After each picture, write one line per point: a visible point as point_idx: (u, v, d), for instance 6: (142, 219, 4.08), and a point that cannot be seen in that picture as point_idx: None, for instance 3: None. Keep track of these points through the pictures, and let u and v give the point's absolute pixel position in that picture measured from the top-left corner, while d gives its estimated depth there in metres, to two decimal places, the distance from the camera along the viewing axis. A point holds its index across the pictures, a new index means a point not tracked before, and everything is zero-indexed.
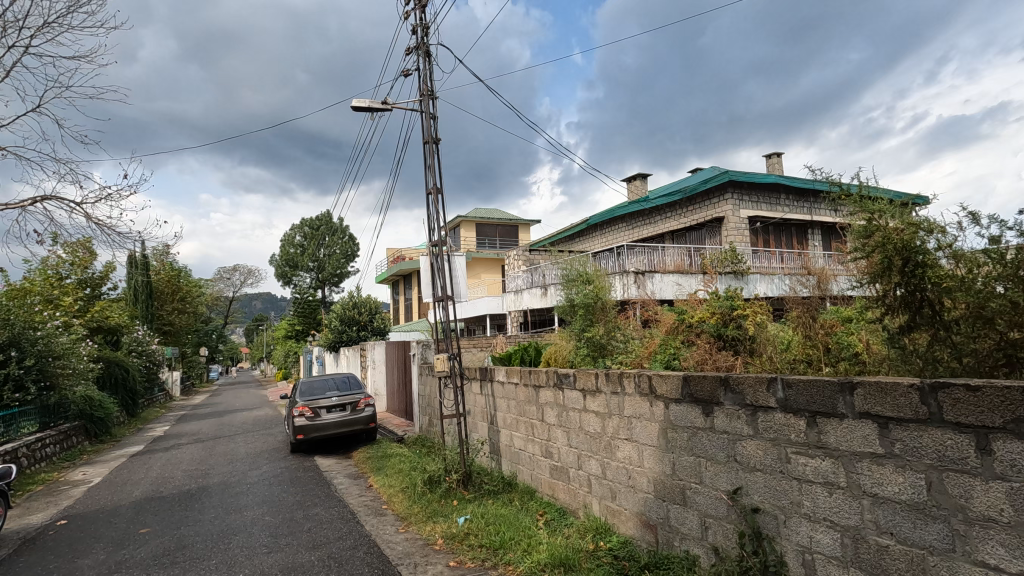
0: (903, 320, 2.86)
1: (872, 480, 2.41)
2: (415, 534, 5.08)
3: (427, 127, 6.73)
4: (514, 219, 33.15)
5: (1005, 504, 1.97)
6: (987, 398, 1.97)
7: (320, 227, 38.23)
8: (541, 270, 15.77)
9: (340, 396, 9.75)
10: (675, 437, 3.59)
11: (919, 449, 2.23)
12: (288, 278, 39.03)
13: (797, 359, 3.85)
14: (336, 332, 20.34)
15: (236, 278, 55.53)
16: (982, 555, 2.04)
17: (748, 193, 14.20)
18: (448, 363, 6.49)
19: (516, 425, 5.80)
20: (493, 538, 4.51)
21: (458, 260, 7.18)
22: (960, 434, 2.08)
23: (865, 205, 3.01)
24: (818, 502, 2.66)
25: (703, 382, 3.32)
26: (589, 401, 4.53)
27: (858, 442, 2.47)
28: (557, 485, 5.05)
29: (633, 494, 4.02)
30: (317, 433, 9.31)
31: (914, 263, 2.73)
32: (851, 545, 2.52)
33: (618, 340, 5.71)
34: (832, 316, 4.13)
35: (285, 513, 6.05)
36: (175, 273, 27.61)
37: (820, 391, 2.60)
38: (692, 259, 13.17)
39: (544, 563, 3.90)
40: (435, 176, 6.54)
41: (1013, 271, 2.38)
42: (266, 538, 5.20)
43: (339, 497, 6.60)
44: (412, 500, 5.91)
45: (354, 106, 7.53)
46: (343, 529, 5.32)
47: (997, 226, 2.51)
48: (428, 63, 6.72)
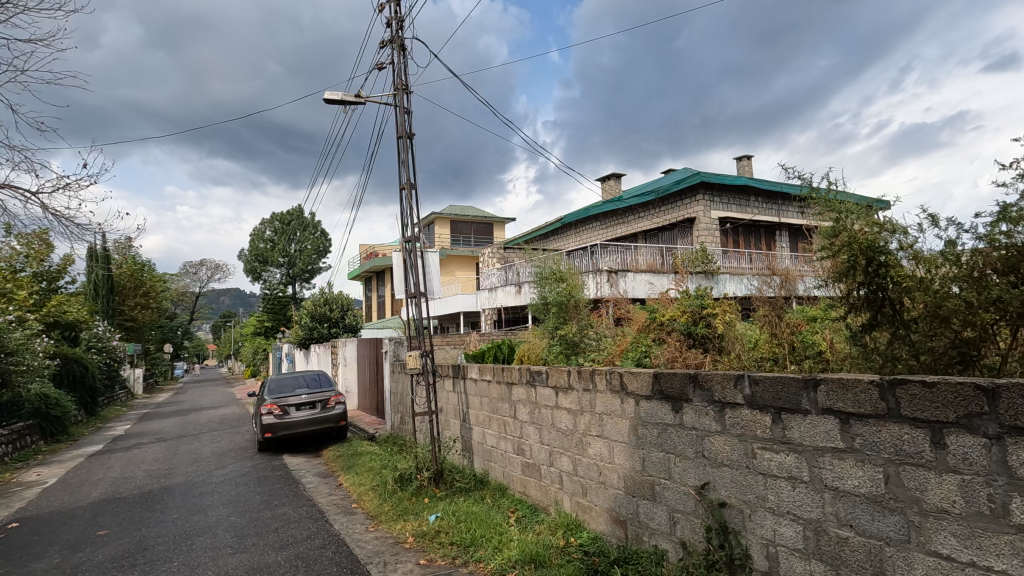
0: (865, 319, 2.94)
1: (833, 474, 2.48)
2: (385, 533, 5.02)
3: (401, 121, 6.66)
4: (489, 216, 33.10)
5: (956, 497, 2.05)
6: (941, 394, 2.04)
7: (291, 222, 37.52)
8: (515, 267, 15.80)
9: (310, 394, 9.58)
10: (646, 433, 3.63)
11: (877, 444, 2.30)
12: (257, 273, 38.22)
13: (764, 357, 3.93)
14: (307, 329, 19.97)
15: (203, 273, 54.05)
16: (935, 545, 2.11)
17: (719, 195, 14.46)
18: (420, 360, 6.43)
19: (489, 422, 5.79)
20: (464, 535, 4.50)
21: (432, 257, 7.16)
22: (916, 428, 2.15)
23: (833, 205, 3.08)
24: (782, 496, 2.73)
25: (672, 379, 3.36)
26: (562, 398, 4.55)
27: (821, 437, 2.53)
28: (528, 482, 5.06)
29: (604, 490, 4.06)
30: (286, 431, 9.13)
31: (878, 263, 2.80)
32: (813, 537, 2.58)
33: (591, 338, 5.73)
34: (797, 316, 4.22)
35: (251, 513, 5.91)
36: (138, 267, 26.72)
37: (785, 388, 2.66)
38: (665, 259, 13.34)
39: (515, 559, 3.91)
40: (408, 172, 6.48)
41: (968, 272, 2.46)
42: (231, 538, 5.08)
43: (307, 496, 6.47)
44: (382, 498, 5.85)
45: (326, 98, 7.39)
46: (311, 529, 5.22)
47: (954, 229, 2.59)
48: (402, 56, 6.64)
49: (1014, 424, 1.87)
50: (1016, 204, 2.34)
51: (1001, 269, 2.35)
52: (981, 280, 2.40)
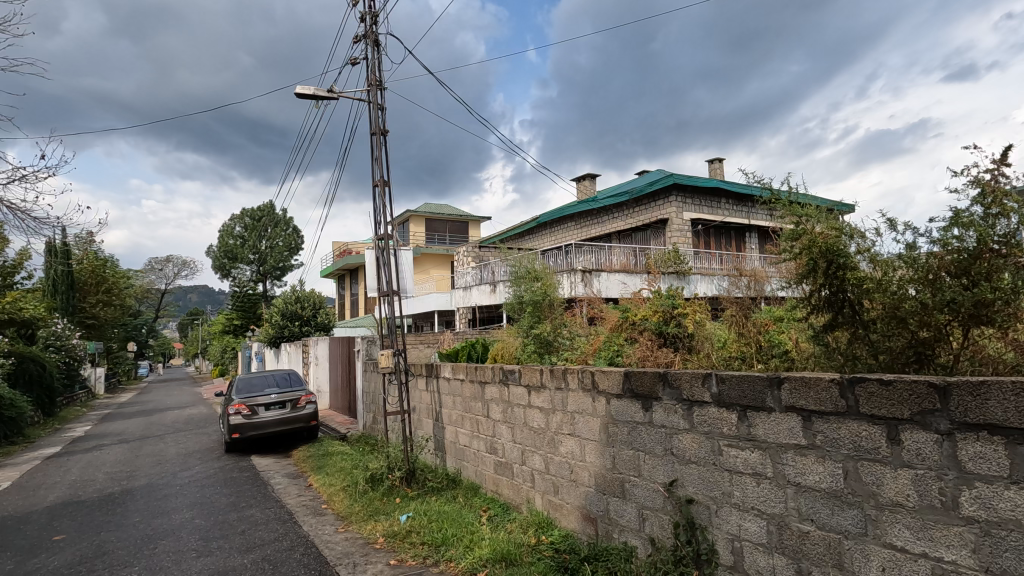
0: (827, 319, 3.02)
1: (795, 470, 2.55)
2: (355, 533, 4.96)
3: (375, 117, 6.59)
4: (464, 215, 32.97)
5: (910, 490, 2.12)
6: (897, 392, 2.12)
7: (261, 218, 36.73)
8: (490, 266, 15.80)
9: (279, 394, 9.40)
10: (617, 431, 3.67)
11: (837, 441, 2.37)
12: (226, 270, 37.36)
13: (732, 356, 3.99)
14: (278, 327, 19.62)
15: (169, 269, 52.53)
16: (890, 537, 2.19)
17: (691, 197, 14.69)
18: (392, 359, 6.37)
19: (461, 422, 5.78)
20: (436, 535, 4.48)
21: (405, 255, 7.09)
22: (874, 425, 2.22)
23: (794, 209, 3.16)
24: (747, 492, 2.79)
25: (643, 378, 3.40)
26: (534, 397, 4.56)
27: (784, 434, 2.60)
28: (501, 481, 5.06)
29: (575, 488, 4.09)
30: (255, 431, 8.94)
31: (839, 265, 2.86)
32: (776, 531, 2.65)
33: (564, 338, 5.76)
34: (764, 316, 4.31)
35: (217, 515, 5.78)
36: (100, 263, 25.79)
37: (751, 386, 2.72)
38: (638, 259, 13.48)
39: (486, 559, 3.91)
40: (382, 168, 6.42)
41: (924, 275, 2.55)
42: (196, 541, 4.96)
43: (277, 497, 6.37)
44: (353, 499, 5.78)
45: (298, 92, 7.26)
46: (279, 531, 5.13)
47: (911, 233, 2.66)
48: (376, 52, 6.57)
49: (964, 421, 1.95)
50: (967, 209, 2.44)
51: (954, 271, 2.44)
52: (936, 282, 2.50)
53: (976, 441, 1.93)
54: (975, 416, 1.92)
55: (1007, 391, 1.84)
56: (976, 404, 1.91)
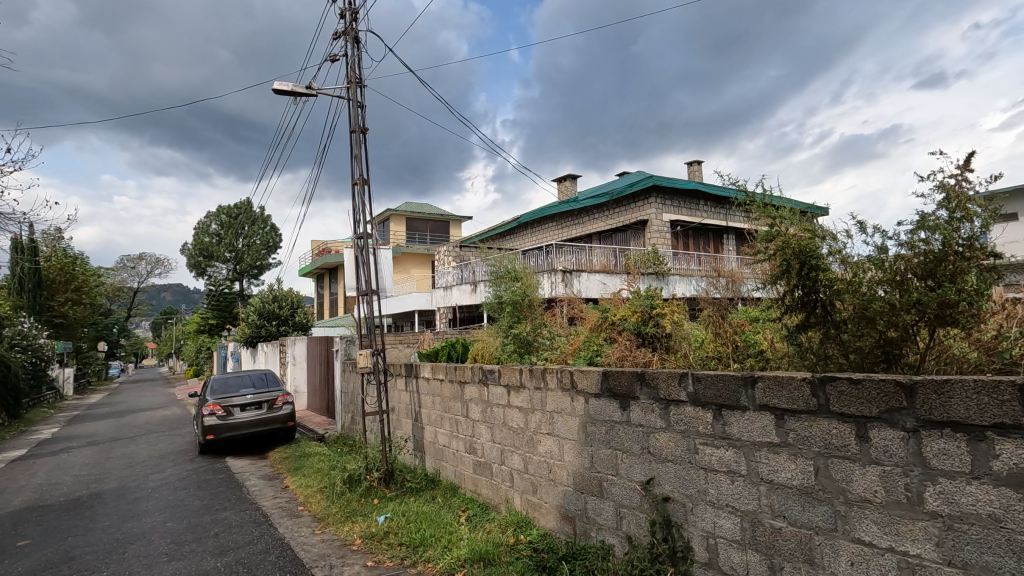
0: (799, 319, 3.08)
1: (768, 467, 2.60)
2: (331, 535, 4.91)
3: (354, 115, 6.53)
4: (445, 215, 32.85)
5: (878, 487, 2.18)
6: (866, 390, 2.18)
7: (237, 216, 36.11)
8: (471, 266, 15.78)
9: (256, 394, 9.25)
10: (595, 431, 3.69)
11: (809, 438, 2.42)
12: (201, 269, 36.67)
13: (709, 356, 4.04)
14: (254, 327, 19.33)
15: (142, 267, 51.39)
16: (859, 533, 2.25)
17: (670, 198, 14.88)
18: (371, 359, 6.32)
19: (440, 422, 5.76)
20: (413, 535, 4.46)
21: (384, 254, 7.04)
22: (844, 424, 2.28)
23: (769, 211, 3.21)
24: (722, 489, 2.83)
25: (620, 377, 3.43)
26: (513, 397, 4.57)
27: (757, 433, 2.64)
28: (480, 481, 5.06)
29: (553, 487, 4.10)
30: (230, 433, 8.79)
31: (811, 266, 2.91)
32: (749, 528, 2.69)
33: (544, 338, 5.78)
34: (741, 316, 4.36)
35: (190, 518, 5.67)
36: (69, 260, 25.05)
37: (726, 385, 2.76)
38: (618, 259, 13.59)
39: (464, 558, 3.91)
40: (361, 167, 6.37)
41: (892, 276, 2.62)
42: (167, 545, 4.86)
43: (252, 499, 6.27)
44: (330, 500, 5.73)
45: (275, 88, 7.16)
46: (254, 533, 5.05)
47: (881, 236, 2.72)
48: (355, 49, 6.51)
49: (929, 418, 2.01)
50: (934, 212, 2.50)
51: (921, 273, 2.51)
52: (903, 284, 2.57)
53: (940, 437, 1.99)
54: (939, 414, 1.98)
55: (968, 390, 1.90)
56: (940, 402, 1.97)
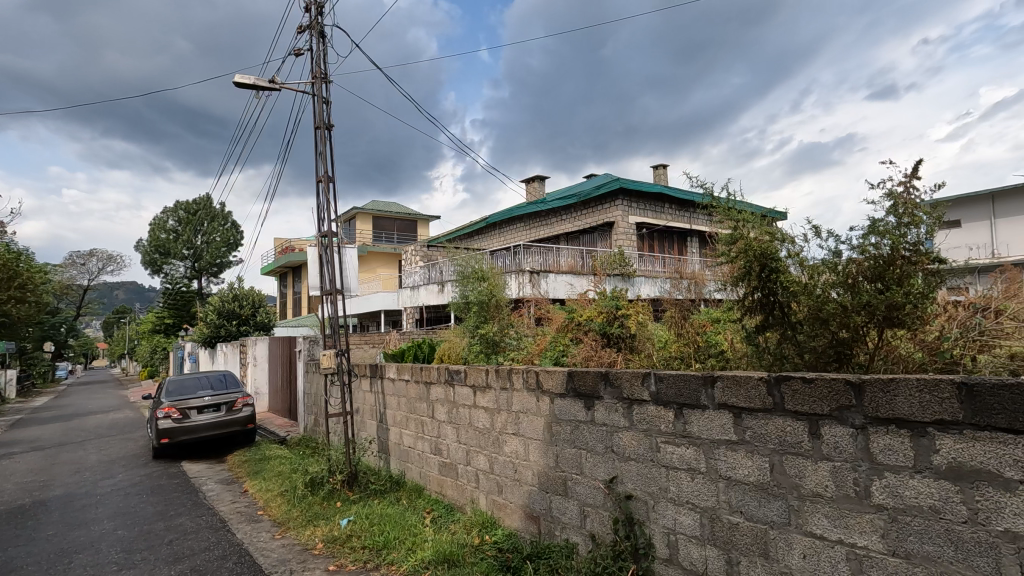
0: (758, 320, 3.16)
1: (726, 464, 2.67)
2: (292, 539, 4.80)
3: (319, 111, 6.41)
4: (413, 214, 32.57)
5: (828, 481, 2.27)
6: (819, 388, 2.26)
7: (196, 212, 34.97)
8: (438, 266, 15.69)
9: (214, 396, 8.98)
10: (560, 430, 3.72)
11: (764, 436, 2.50)
12: (157, 266, 35.34)
13: (672, 355, 4.13)
14: (213, 326, 18.73)
15: (92, 264, 49.13)
16: (811, 526, 2.33)
17: (636, 201, 15.14)
18: (335, 359, 6.21)
19: (406, 423, 5.70)
20: (377, 538, 4.40)
21: (349, 253, 6.93)
22: (798, 421, 2.36)
23: (731, 214, 3.29)
24: (682, 487, 2.89)
25: (585, 377, 3.47)
26: (479, 397, 4.57)
27: (716, 431, 2.71)
28: (445, 482, 5.04)
29: (519, 487, 4.11)
30: (186, 436, 8.50)
31: (770, 269, 2.99)
32: (708, 524, 2.76)
33: (511, 338, 5.80)
34: (703, 316, 4.46)
35: (142, 525, 5.45)
36: (12, 256, 23.72)
37: (687, 384, 2.83)
38: (585, 260, 13.74)
39: (428, 560, 3.89)
40: (326, 164, 6.26)
41: (844, 279, 2.73)
42: (117, 554, 4.66)
43: (209, 504, 6.07)
44: (291, 504, 5.60)
45: (236, 81, 6.96)
46: (211, 540, 4.89)
47: (835, 240, 2.82)
48: (321, 43, 6.39)
49: (876, 415, 2.10)
50: (883, 218, 2.61)
51: (871, 276, 2.62)
52: (854, 286, 2.67)
53: (885, 434, 2.08)
54: (885, 411, 2.07)
55: (912, 387, 1.99)
56: (887, 400, 2.06)
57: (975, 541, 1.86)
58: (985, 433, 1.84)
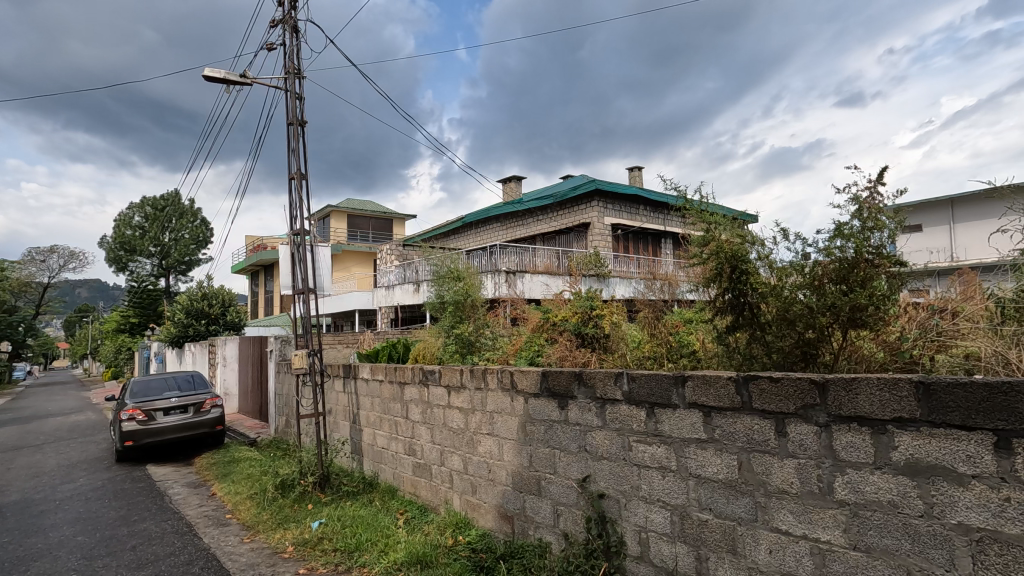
0: (728, 321, 3.22)
1: (696, 462, 2.71)
2: (261, 543, 4.71)
3: (292, 107, 6.30)
4: (388, 213, 32.28)
5: (794, 478, 2.32)
6: (785, 387, 2.32)
7: (164, 208, 34.02)
8: (414, 265, 15.58)
9: (181, 397, 8.74)
10: (534, 430, 3.73)
11: (733, 434, 2.55)
12: (122, 264, 34.25)
13: (646, 356, 4.18)
14: (181, 325, 18.25)
15: (53, 261, 47.36)
16: (776, 522, 2.39)
17: (612, 203, 15.28)
18: (307, 359, 6.11)
19: (379, 424, 5.65)
20: (349, 540, 4.35)
21: (322, 251, 6.83)
22: (765, 419, 2.42)
23: (703, 216, 3.34)
24: (653, 485, 2.93)
25: (559, 377, 3.49)
26: (454, 397, 4.55)
27: (687, 430, 2.76)
28: (418, 482, 5.01)
29: (493, 487, 4.11)
30: (152, 439, 8.26)
31: (741, 271, 3.05)
32: (678, 522, 2.80)
33: (486, 338, 5.80)
34: (675, 317, 4.53)
35: (104, 531, 5.27)
36: None
37: (658, 384, 2.87)
38: (561, 261, 13.80)
39: (401, 561, 3.86)
40: (299, 161, 6.16)
41: (810, 281, 2.80)
42: (77, 561, 4.51)
43: (174, 509, 5.91)
44: (260, 507, 5.49)
45: (206, 75, 6.80)
46: (176, 545, 4.77)
47: (801, 243, 2.89)
48: (294, 38, 6.28)
49: (839, 413, 2.16)
50: (848, 222, 2.68)
51: (835, 279, 2.70)
52: (820, 288, 2.75)
53: (848, 431, 2.15)
54: (847, 409, 2.14)
55: (873, 386, 2.05)
56: (849, 399, 2.13)
57: (930, 534, 1.94)
58: (941, 431, 1.91)
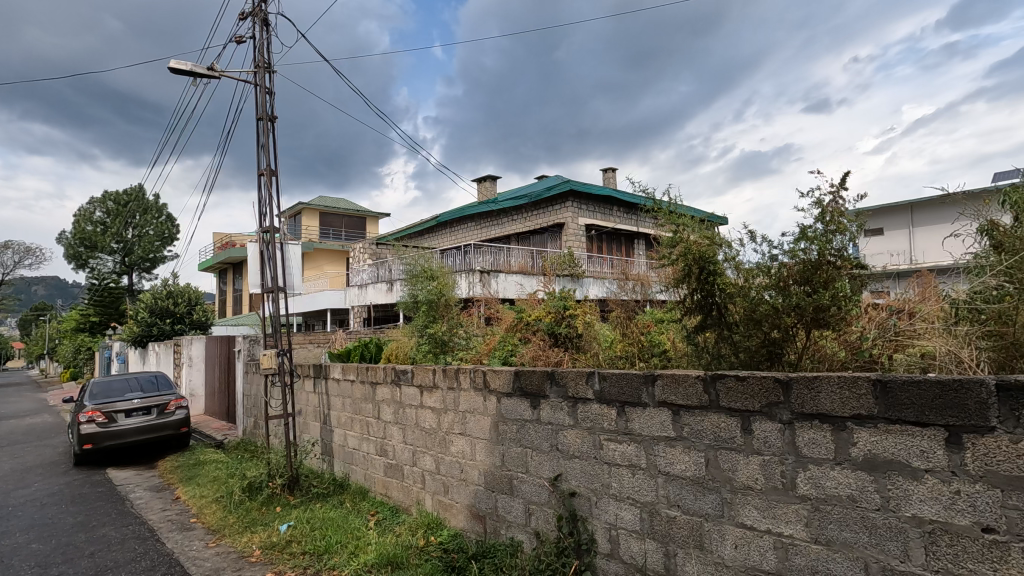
0: (697, 321, 3.28)
1: (665, 460, 2.76)
2: (227, 547, 4.60)
3: (262, 102, 6.17)
4: (362, 211, 31.91)
5: (759, 475, 2.38)
6: (751, 386, 2.37)
7: (126, 203, 32.97)
8: (387, 264, 15.42)
9: (144, 399, 8.48)
10: (506, 430, 3.74)
11: (701, 432, 2.60)
12: (82, 261, 33.06)
13: (618, 355, 4.23)
14: (144, 325, 17.70)
15: (7, 257, 45.39)
16: (742, 518, 2.44)
17: (586, 203, 15.38)
18: (276, 359, 5.99)
19: (351, 424, 5.58)
20: (318, 543, 4.28)
21: (292, 249, 6.70)
22: (731, 417, 2.47)
23: (673, 218, 3.39)
24: (624, 483, 2.96)
25: (532, 376, 3.50)
26: (426, 397, 4.52)
27: (656, 428, 2.80)
28: (390, 483, 4.96)
29: (465, 487, 4.11)
30: (113, 441, 7.99)
31: (709, 271, 3.10)
32: (648, 519, 2.84)
33: (460, 338, 5.78)
34: (647, 317, 4.59)
35: (61, 537, 5.08)
36: None
37: (629, 383, 2.90)
38: (535, 261, 13.82)
39: (372, 564, 3.82)
40: (269, 157, 6.04)
41: (776, 282, 2.87)
42: (32, 569, 4.34)
43: (136, 513, 5.73)
44: (227, 510, 5.37)
45: (172, 67, 6.61)
46: (137, 550, 4.62)
47: (767, 245, 2.96)
48: (265, 32, 6.15)
49: (801, 411, 2.23)
50: (812, 225, 2.76)
51: (799, 280, 2.77)
52: (785, 289, 2.82)
53: (810, 428, 2.21)
54: (810, 407, 2.20)
55: (834, 384, 2.12)
56: (811, 397, 2.19)
57: (887, 527, 2.01)
58: (897, 427, 1.98)
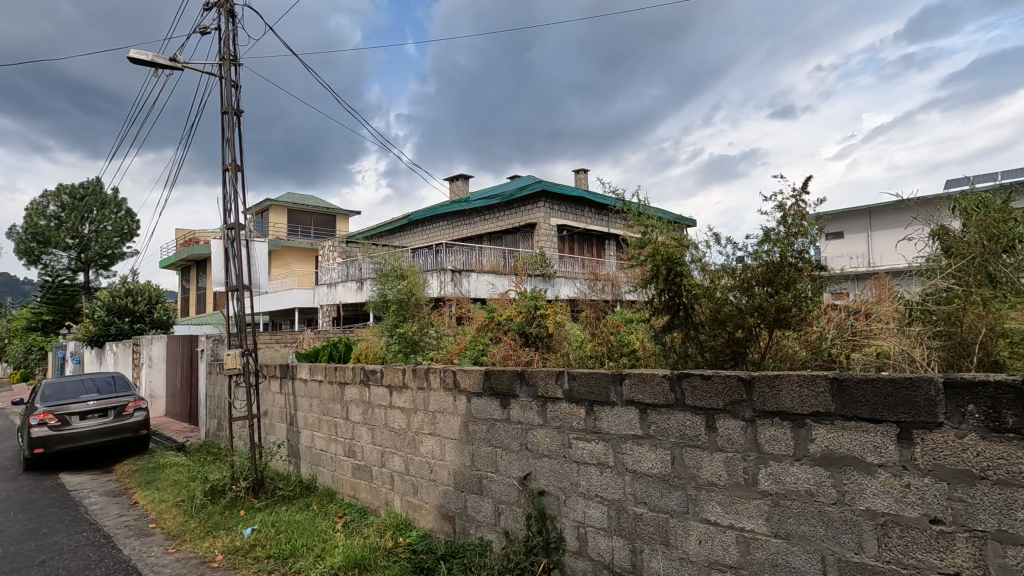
0: (664, 321, 3.33)
1: (632, 458, 2.79)
2: (188, 553, 4.47)
3: (227, 96, 6.02)
4: (331, 209, 31.40)
5: (722, 471, 2.43)
6: (716, 385, 2.43)
7: (83, 198, 31.67)
8: (357, 263, 15.22)
9: (100, 400, 8.17)
10: (476, 429, 3.73)
11: (667, 430, 2.64)
12: (34, 257, 31.61)
13: (588, 355, 4.27)
14: (101, 324, 17.04)
15: None
16: (706, 513, 2.50)
17: (557, 204, 15.47)
18: (241, 359, 5.84)
19: (318, 425, 5.48)
20: (283, 546, 4.20)
21: (258, 247, 6.55)
22: (696, 415, 2.52)
23: (642, 219, 3.43)
24: (592, 481, 3.00)
25: (502, 375, 3.50)
26: (396, 397, 4.48)
27: (624, 426, 2.83)
28: (358, 484, 4.90)
29: (434, 487, 4.08)
30: (66, 445, 7.68)
31: (676, 272, 3.15)
32: (615, 516, 2.88)
33: (430, 337, 5.74)
34: (617, 317, 4.65)
35: (8, 546, 4.85)
36: None
37: (598, 382, 2.93)
38: (507, 261, 13.83)
39: (339, 566, 3.77)
40: (234, 151, 5.90)
41: (740, 283, 2.94)
42: None
43: (91, 519, 5.52)
44: (188, 515, 5.21)
45: (131, 57, 6.38)
46: (92, 558, 4.45)
47: (732, 247, 3.03)
48: (230, 24, 6.00)
49: (763, 409, 2.29)
50: (775, 228, 2.83)
51: (762, 281, 2.84)
52: (749, 290, 2.89)
53: (771, 425, 2.27)
54: (770, 405, 2.26)
55: (794, 383, 2.19)
56: (772, 395, 2.25)
57: (842, 520, 2.08)
58: (852, 423, 2.05)
